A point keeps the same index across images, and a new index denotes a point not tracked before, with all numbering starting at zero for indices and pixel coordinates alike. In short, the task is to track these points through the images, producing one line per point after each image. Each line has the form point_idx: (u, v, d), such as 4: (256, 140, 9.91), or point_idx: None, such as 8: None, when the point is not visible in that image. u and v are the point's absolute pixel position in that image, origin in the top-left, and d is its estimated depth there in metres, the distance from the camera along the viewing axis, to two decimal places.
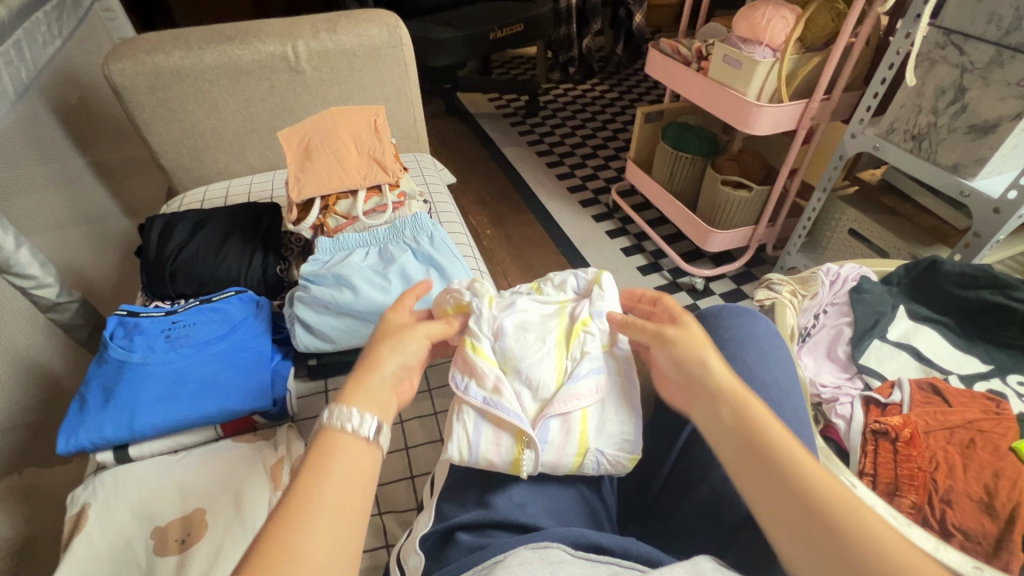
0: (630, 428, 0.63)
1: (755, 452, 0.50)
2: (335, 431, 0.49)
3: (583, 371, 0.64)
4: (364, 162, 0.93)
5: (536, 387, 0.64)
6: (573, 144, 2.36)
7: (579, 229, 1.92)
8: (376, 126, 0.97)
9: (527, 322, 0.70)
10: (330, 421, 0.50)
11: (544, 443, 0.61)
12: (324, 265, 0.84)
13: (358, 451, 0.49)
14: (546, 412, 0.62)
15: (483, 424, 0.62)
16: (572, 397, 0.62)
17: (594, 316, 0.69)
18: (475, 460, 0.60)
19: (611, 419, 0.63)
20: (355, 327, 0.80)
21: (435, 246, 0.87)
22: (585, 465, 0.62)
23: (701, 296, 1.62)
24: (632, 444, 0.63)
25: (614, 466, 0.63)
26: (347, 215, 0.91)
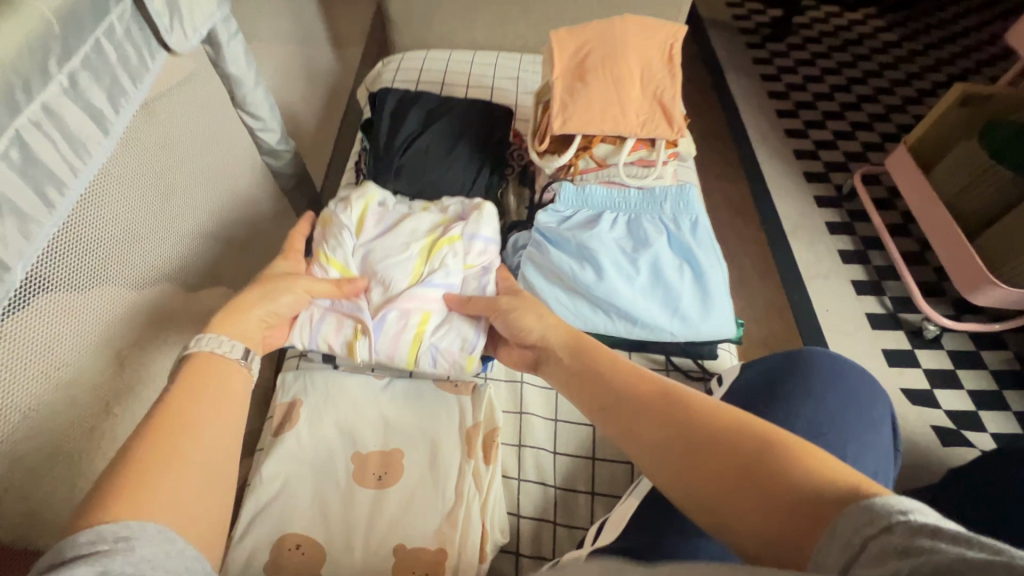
0: (470, 327, 0.67)
1: (674, 438, 0.50)
2: (202, 356, 0.52)
3: (435, 280, 0.68)
4: (646, 103, 0.73)
5: (389, 285, 0.68)
6: (818, 93, 1.89)
7: (792, 209, 1.60)
8: (669, 55, 0.76)
9: (398, 230, 0.73)
10: (199, 347, 0.53)
11: (380, 332, 0.65)
12: (567, 224, 0.73)
13: (226, 374, 0.53)
14: (388, 305, 0.66)
15: (328, 316, 0.67)
16: (418, 297, 0.66)
17: (464, 236, 0.72)
18: (317, 343, 0.66)
19: (454, 324, 0.67)
20: (584, 311, 0.69)
21: (697, 238, 0.71)
22: (420, 360, 0.66)
23: (922, 344, 1.33)
24: (470, 343, 0.66)
25: (446, 362, 0.66)
26: (602, 161, 0.76)
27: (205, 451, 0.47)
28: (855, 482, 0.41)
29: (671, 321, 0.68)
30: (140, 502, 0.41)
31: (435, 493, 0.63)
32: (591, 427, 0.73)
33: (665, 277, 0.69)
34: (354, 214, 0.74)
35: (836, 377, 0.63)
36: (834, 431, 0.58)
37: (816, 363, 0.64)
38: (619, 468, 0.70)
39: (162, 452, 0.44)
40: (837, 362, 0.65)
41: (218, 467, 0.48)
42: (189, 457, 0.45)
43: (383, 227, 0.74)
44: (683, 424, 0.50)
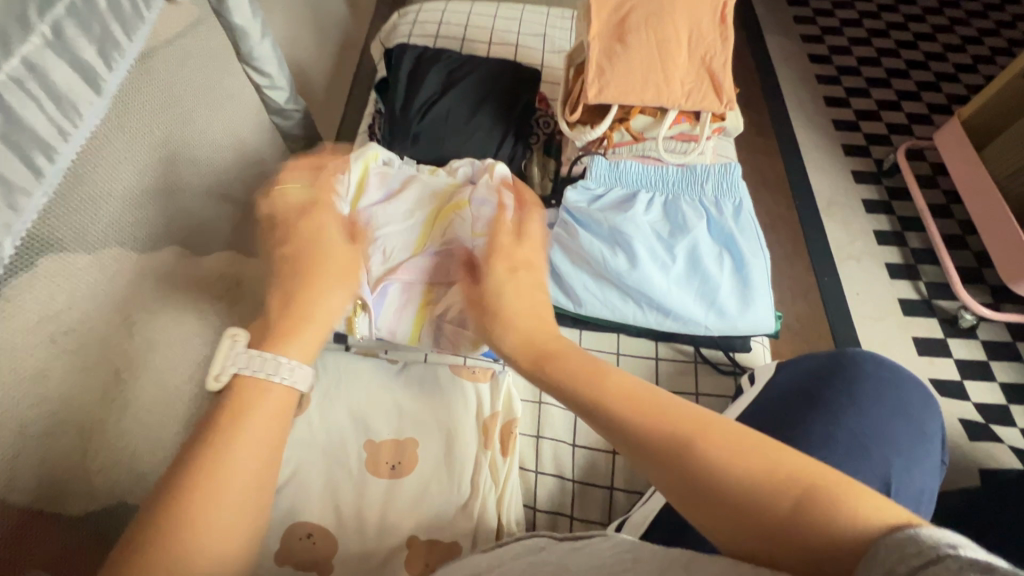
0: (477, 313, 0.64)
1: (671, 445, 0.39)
2: (251, 379, 0.43)
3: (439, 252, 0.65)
4: (693, 70, 0.66)
5: (390, 256, 0.65)
6: (863, 57, 1.75)
7: (827, 185, 1.51)
8: (722, 16, 0.68)
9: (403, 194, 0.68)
10: (242, 370, 0.43)
11: (381, 308, 0.63)
12: (598, 204, 0.67)
13: (277, 399, 0.44)
14: (387, 278, 0.64)
15: None
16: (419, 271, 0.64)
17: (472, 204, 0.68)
18: None
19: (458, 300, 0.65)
20: (612, 299, 0.64)
21: (740, 224, 0.66)
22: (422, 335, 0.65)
23: (956, 333, 1.27)
24: None
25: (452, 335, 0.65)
26: (638, 135, 0.70)
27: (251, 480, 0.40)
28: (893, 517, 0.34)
29: (707, 314, 0.63)
30: (180, 532, 0.36)
31: (451, 484, 0.61)
32: None
33: (703, 266, 0.63)
34: (358, 174, 0.69)
35: (878, 382, 0.58)
36: (877, 441, 0.54)
37: (859, 367, 0.59)
38: None
39: (209, 474, 0.39)
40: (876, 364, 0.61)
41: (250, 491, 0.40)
42: (229, 482, 0.39)
43: (386, 191, 0.69)
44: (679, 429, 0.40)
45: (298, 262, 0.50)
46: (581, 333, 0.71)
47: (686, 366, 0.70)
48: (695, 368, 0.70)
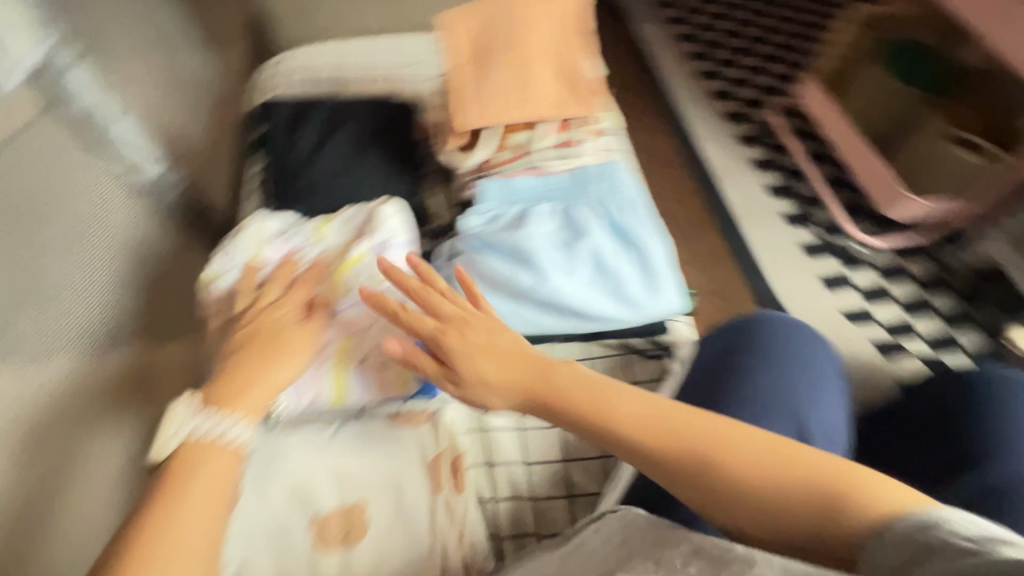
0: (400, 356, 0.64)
1: (700, 459, 0.47)
2: (201, 445, 0.49)
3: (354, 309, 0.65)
4: (556, 82, 0.70)
5: None
6: (726, 30, 1.89)
7: (718, 152, 1.61)
8: (575, 29, 0.73)
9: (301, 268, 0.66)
10: (195, 436, 0.49)
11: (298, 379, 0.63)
12: (496, 224, 0.67)
13: (220, 464, 0.49)
14: None
15: None
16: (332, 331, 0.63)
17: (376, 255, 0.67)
18: None
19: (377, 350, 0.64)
20: (529, 316, 0.65)
21: (635, 218, 0.68)
22: (347, 391, 0.64)
23: (854, 265, 1.39)
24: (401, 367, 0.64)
25: (376, 386, 0.64)
26: (522, 149, 0.71)
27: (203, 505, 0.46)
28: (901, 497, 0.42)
29: (619, 308, 0.66)
30: None
31: (405, 538, 0.59)
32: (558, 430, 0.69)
33: (608, 265, 0.66)
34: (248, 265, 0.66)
35: (782, 341, 0.63)
36: (789, 396, 0.58)
37: (763, 327, 0.64)
38: (591, 464, 0.68)
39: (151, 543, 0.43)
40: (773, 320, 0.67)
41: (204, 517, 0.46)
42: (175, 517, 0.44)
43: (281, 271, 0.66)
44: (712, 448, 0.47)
45: (236, 340, 0.57)
46: None
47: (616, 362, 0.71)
48: (625, 360, 0.71)
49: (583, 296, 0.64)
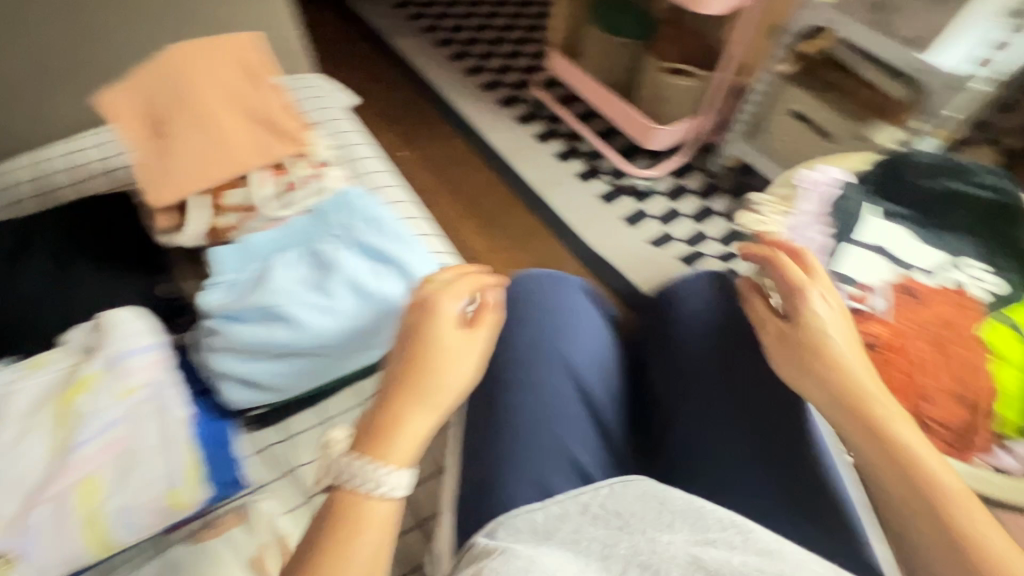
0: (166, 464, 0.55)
1: (880, 419, 0.53)
2: None
3: (91, 436, 0.54)
4: (250, 127, 0.68)
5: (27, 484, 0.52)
6: (475, 27, 1.99)
7: (504, 138, 1.70)
8: (251, 69, 0.69)
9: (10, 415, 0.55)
10: None
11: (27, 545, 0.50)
12: (237, 291, 0.62)
13: None
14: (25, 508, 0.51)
15: None
16: (74, 466, 0.53)
17: (104, 368, 0.57)
18: None
19: (137, 471, 0.54)
20: (307, 367, 0.62)
21: (382, 233, 0.68)
22: (108, 531, 0.52)
23: (645, 198, 1.55)
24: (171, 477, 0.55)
25: (150, 511, 0.54)
26: (244, 207, 0.66)
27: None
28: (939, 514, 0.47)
29: (396, 325, 0.65)
30: None
31: None
32: None
33: (367, 288, 0.64)
34: None
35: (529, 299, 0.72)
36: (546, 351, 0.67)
37: (512, 292, 0.73)
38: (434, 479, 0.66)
39: None
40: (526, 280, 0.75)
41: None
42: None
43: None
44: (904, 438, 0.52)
45: None
46: (323, 410, 0.69)
47: None
48: None
49: (352, 326, 0.62)
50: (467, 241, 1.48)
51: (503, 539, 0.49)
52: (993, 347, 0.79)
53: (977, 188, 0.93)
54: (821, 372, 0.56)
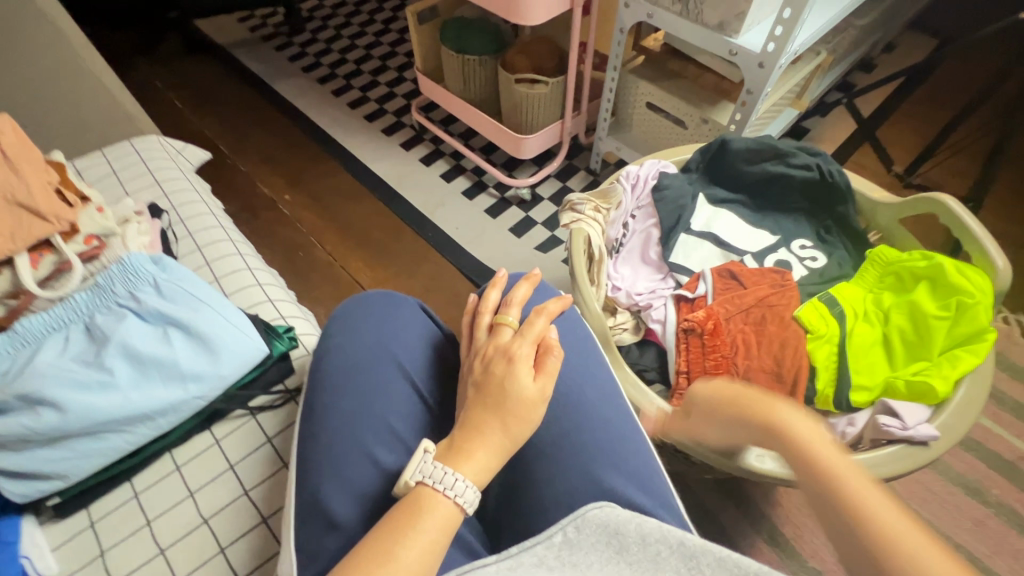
0: None
1: None
2: None
3: None
4: (3, 213, 0.64)
5: None
6: (356, 60, 2.00)
7: (390, 165, 1.70)
8: (3, 149, 0.66)
9: None
10: None
11: None
12: (2, 382, 0.59)
13: None
14: None
15: None
16: None
17: None
18: None
19: None
20: (88, 448, 0.60)
21: (167, 298, 0.67)
22: None
23: (531, 206, 1.57)
24: None
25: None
26: (15, 293, 0.64)
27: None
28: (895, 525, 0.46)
29: (186, 390, 0.64)
30: None
31: None
32: (201, 524, 0.64)
33: (148, 357, 0.63)
34: None
35: (356, 311, 0.71)
36: (371, 354, 0.66)
37: (334, 322, 0.71)
38: (251, 537, 0.64)
39: None
40: (352, 304, 0.73)
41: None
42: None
43: None
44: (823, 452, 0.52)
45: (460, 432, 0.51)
46: (132, 484, 0.67)
47: (246, 429, 0.71)
48: (252, 422, 0.71)
49: (133, 399, 0.61)
50: (356, 276, 1.46)
51: (458, 503, 0.47)
52: (806, 323, 0.80)
53: (796, 170, 0.94)
54: (704, 404, 0.60)
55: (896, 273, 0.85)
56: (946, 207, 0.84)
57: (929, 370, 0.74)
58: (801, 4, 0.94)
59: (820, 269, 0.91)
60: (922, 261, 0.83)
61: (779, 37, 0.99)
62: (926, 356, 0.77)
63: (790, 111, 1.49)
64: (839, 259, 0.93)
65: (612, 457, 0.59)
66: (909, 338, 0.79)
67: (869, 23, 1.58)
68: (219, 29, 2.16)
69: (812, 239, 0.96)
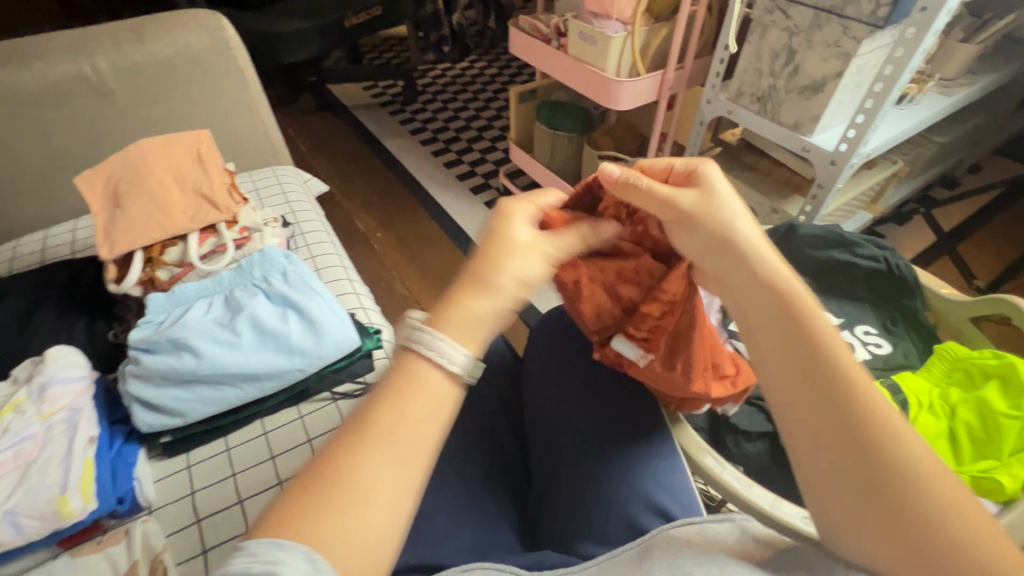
0: (57, 473, 0.61)
1: (819, 375, 0.45)
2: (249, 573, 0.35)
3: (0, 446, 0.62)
4: (189, 200, 0.82)
5: None
6: (457, 129, 2.28)
7: (473, 220, 1.87)
8: (200, 155, 0.86)
9: None
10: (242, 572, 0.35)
11: None
12: (157, 328, 0.73)
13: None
14: None
15: None
16: None
17: (33, 393, 0.68)
18: None
19: (31, 481, 0.60)
20: (208, 394, 0.71)
21: (291, 284, 0.80)
22: None
23: None
24: (59, 485, 0.61)
25: (32, 520, 0.59)
26: (181, 263, 0.80)
27: (320, 469, 0.40)
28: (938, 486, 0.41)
29: (291, 361, 0.75)
30: None
31: None
32: (275, 486, 0.71)
33: (269, 328, 0.75)
34: None
35: None
36: None
37: None
38: None
39: None
40: None
41: (415, 469, 0.41)
42: (383, 453, 0.40)
43: None
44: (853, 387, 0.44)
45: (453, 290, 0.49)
46: (225, 439, 0.76)
47: (325, 411, 0.78)
48: (333, 406, 0.79)
49: (253, 358, 0.73)
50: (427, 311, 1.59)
51: (445, 365, 0.44)
52: None
53: (863, 259, 0.98)
54: (777, 314, 0.48)
55: (965, 368, 0.84)
56: (1015, 306, 0.84)
57: (999, 467, 0.71)
58: (875, 111, 1.02)
59: (884, 356, 0.92)
60: (992, 359, 0.84)
61: (851, 138, 1.07)
62: (995, 455, 0.75)
63: (864, 213, 1.53)
64: (905, 349, 0.93)
65: (660, 476, 0.60)
66: (977, 436, 0.77)
67: (949, 141, 1.62)
68: (347, 95, 2.54)
69: (877, 327, 0.96)
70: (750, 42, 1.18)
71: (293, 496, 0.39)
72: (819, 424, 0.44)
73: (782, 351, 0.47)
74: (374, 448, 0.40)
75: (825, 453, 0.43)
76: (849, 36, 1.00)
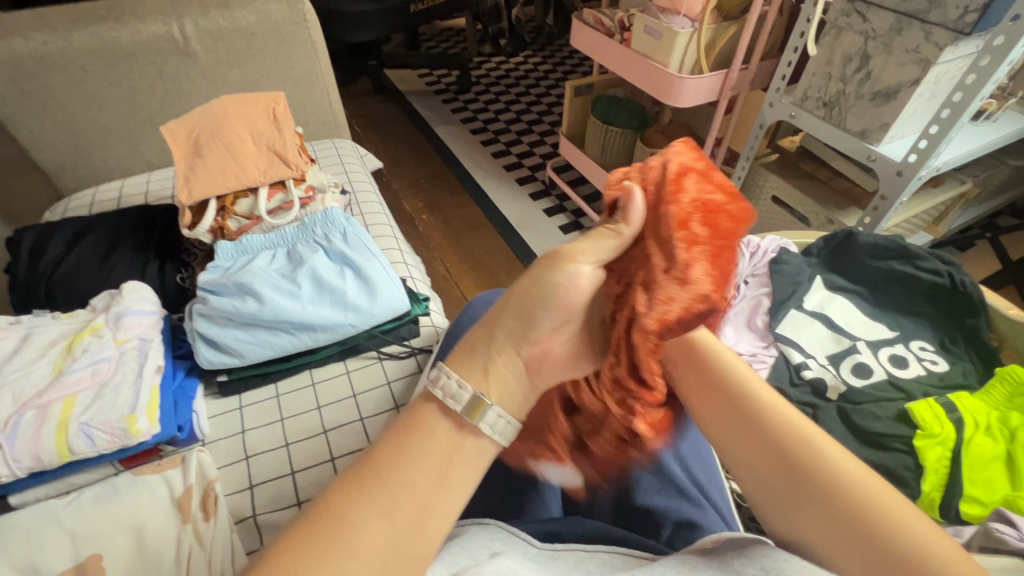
0: (128, 396, 0.66)
1: (749, 426, 0.46)
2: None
3: (79, 365, 0.67)
4: (263, 156, 0.86)
5: (19, 391, 0.65)
6: (507, 120, 2.30)
7: (517, 208, 1.89)
8: (275, 115, 0.91)
9: (32, 341, 0.70)
10: None
11: (13, 440, 0.61)
12: (225, 273, 0.78)
13: None
14: (21, 408, 0.63)
15: None
16: (62, 386, 0.65)
17: (110, 320, 0.73)
18: None
19: (104, 399, 0.65)
20: (265, 338, 0.75)
21: (349, 244, 0.82)
22: (72, 443, 0.62)
23: None
24: (129, 406, 0.65)
25: (104, 435, 0.63)
26: (250, 215, 0.84)
27: (333, 501, 0.37)
28: (890, 510, 0.40)
29: (345, 315, 0.77)
30: None
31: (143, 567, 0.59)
32: (322, 433, 0.74)
33: (326, 283, 0.78)
34: None
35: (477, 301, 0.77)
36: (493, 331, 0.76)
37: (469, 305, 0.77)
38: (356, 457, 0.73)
39: None
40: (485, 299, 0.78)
41: (414, 523, 0.37)
42: (383, 498, 0.37)
43: (9, 350, 0.70)
44: (791, 433, 0.45)
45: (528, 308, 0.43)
46: (276, 386, 0.79)
47: (370, 369, 0.82)
48: (380, 365, 0.82)
49: (310, 308, 0.76)
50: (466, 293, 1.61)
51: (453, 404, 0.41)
52: (919, 420, 0.78)
53: (924, 272, 0.94)
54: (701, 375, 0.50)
55: None
56: None
57: None
58: (950, 122, 0.98)
59: (939, 373, 0.88)
60: None
61: (922, 149, 1.03)
62: None
63: (923, 234, 1.47)
64: (963, 368, 0.88)
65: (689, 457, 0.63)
66: None
67: (1022, 167, 1.54)
68: (402, 81, 2.59)
69: (933, 343, 0.93)
70: (822, 44, 1.15)
71: (296, 532, 0.36)
72: (762, 474, 0.45)
73: (717, 409, 0.49)
74: (374, 491, 0.37)
75: (798, 508, 0.43)
76: (930, 41, 0.97)
